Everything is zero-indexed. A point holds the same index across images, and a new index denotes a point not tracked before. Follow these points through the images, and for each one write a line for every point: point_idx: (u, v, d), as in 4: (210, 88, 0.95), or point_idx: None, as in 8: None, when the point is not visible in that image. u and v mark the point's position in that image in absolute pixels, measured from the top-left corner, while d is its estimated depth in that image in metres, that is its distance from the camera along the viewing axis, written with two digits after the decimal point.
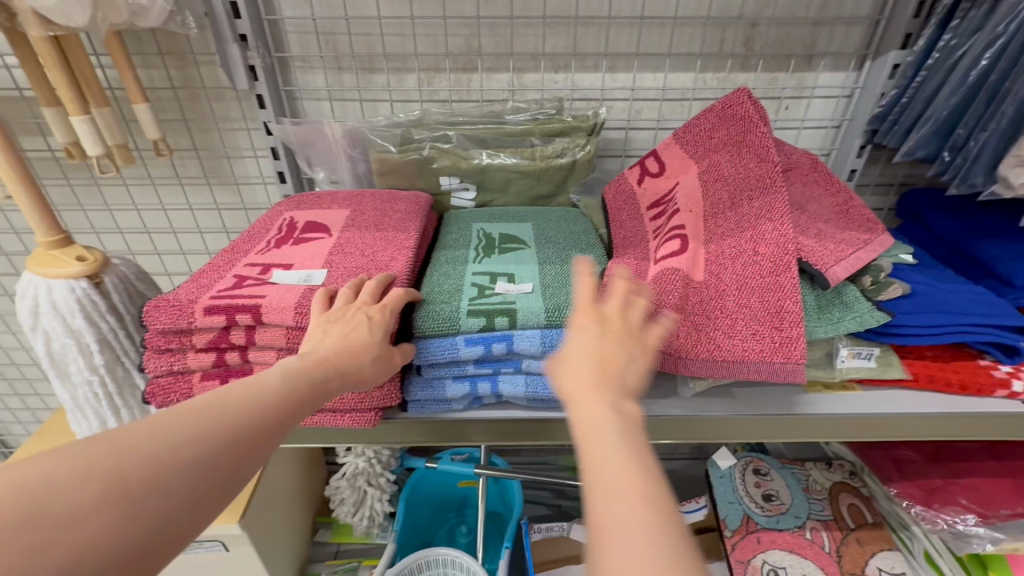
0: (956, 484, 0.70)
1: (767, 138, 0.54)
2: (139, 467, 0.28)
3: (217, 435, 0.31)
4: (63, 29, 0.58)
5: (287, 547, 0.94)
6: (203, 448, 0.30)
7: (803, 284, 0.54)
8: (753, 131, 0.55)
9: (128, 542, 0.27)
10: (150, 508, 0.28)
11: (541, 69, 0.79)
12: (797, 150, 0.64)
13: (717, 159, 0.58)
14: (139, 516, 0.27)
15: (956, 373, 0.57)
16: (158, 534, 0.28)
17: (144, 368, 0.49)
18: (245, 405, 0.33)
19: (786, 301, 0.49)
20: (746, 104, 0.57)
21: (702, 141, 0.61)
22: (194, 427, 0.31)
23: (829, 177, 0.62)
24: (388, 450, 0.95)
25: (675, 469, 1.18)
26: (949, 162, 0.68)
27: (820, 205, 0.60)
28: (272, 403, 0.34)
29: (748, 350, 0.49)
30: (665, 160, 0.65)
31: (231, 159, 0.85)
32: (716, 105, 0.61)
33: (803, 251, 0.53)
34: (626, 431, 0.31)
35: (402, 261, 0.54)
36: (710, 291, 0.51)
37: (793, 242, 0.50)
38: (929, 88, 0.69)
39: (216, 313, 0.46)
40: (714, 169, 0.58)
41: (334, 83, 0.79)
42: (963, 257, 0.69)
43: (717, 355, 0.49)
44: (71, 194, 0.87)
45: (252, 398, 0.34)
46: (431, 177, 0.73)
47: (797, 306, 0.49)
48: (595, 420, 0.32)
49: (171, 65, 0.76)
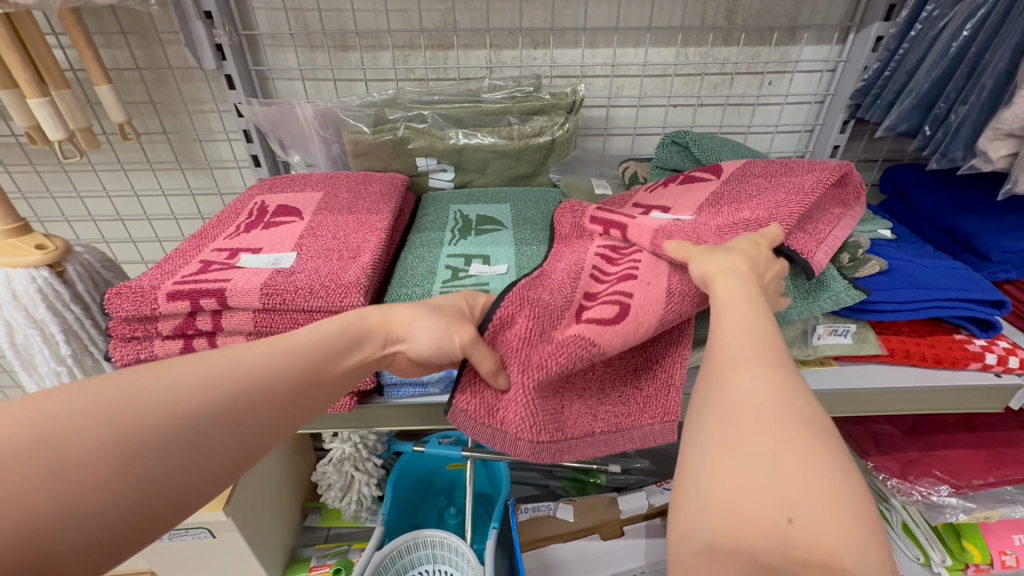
0: (932, 457, 0.71)
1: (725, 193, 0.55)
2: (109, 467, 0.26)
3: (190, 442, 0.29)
4: (13, 6, 0.55)
5: (276, 531, 0.94)
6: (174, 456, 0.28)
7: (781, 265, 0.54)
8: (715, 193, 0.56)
9: (87, 540, 0.26)
10: (98, 514, 0.26)
11: (520, 46, 0.77)
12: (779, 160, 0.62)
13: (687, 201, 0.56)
14: (91, 529, 0.26)
15: (931, 348, 0.57)
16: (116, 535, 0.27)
17: (111, 357, 0.49)
18: (229, 409, 0.31)
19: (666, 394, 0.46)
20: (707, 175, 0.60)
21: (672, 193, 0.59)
22: (172, 435, 0.28)
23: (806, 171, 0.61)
24: (374, 435, 0.95)
25: (661, 447, 1.19)
26: (929, 136, 0.68)
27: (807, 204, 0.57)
28: (254, 411, 0.32)
29: (621, 417, 0.46)
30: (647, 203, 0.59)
31: (203, 143, 0.83)
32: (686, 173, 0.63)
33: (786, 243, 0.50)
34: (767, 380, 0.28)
35: (374, 242, 0.53)
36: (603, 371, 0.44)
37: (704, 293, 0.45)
38: (910, 61, 0.68)
39: (179, 299, 0.45)
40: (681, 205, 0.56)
41: (306, 62, 0.77)
42: (944, 232, 0.69)
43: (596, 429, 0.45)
44: (38, 180, 0.84)
45: (240, 387, 0.31)
46: (407, 158, 0.71)
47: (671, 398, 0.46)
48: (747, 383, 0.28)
49: (135, 44, 0.73)
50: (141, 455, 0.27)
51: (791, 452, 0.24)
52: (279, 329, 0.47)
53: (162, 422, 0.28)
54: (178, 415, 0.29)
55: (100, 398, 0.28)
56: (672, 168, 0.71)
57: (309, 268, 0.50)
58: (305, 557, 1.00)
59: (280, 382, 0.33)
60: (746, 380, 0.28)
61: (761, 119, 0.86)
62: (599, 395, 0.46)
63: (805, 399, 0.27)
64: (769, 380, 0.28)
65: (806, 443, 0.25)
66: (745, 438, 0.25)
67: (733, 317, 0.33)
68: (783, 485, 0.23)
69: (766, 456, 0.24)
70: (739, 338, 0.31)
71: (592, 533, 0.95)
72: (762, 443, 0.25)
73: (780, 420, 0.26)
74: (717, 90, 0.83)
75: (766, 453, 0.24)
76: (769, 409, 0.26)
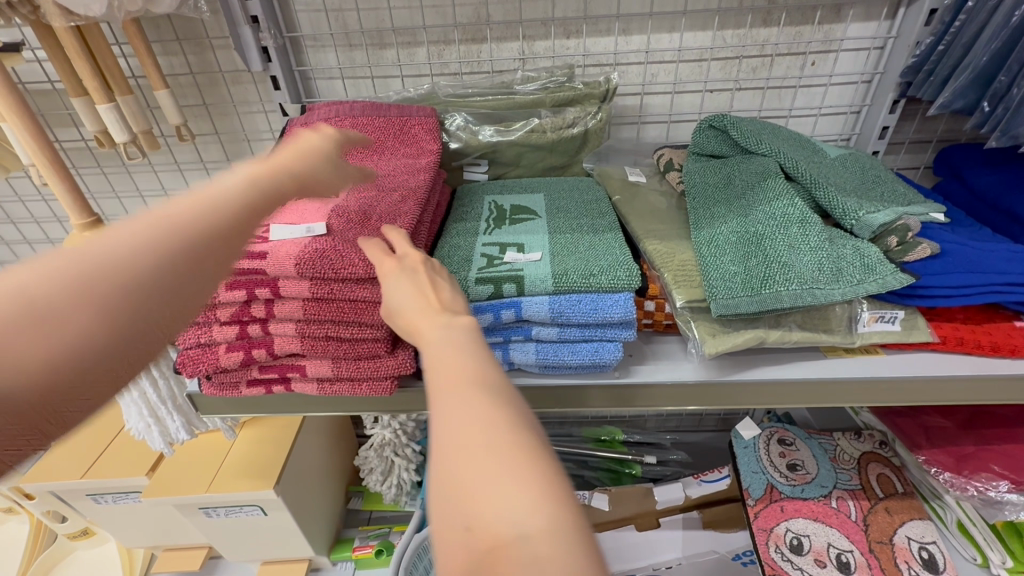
0: (989, 452, 0.68)
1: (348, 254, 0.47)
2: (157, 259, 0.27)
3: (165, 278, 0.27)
4: (83, 18, 0.59)
5: (322, 513, 0.98)
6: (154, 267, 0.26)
7: (804, 254, 0.53)
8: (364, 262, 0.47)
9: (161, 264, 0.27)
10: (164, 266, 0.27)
11: (553, 36, 0.77)
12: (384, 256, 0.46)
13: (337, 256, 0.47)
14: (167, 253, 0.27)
15: (989, 335, 0.55)
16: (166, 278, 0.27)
17: (174, 341, 0.52)
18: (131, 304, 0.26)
19: (371, 347, 0.51)
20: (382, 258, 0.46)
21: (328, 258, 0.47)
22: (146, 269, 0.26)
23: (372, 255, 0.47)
24: (413, 422, 0.98)
25: (698, 440, 1.18)
26: (989, 113, 0.64)
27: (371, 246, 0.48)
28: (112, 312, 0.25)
29: (369, 354, 0.51)
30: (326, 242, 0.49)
31: (250, 142, 0.87)
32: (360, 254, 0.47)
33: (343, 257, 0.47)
34: (460, 354, 0.33)
35: (414, 125, 0.69)
36: (354, 306, 0.48)
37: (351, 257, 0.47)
38: (967, 34, 0.64)
39: (236, 288, 0.48)
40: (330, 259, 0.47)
41: (346, 60, 0.79)
42: (1004, 215, 0.65)
43: (361, 352, 0.51)
44: (105, 181, 0.91)
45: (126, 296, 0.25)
46: (444, 152, 0.74)
47: (368, 350, 0.51)
48: (440, 362, 0.33)
49: (189, 50, 0.78)
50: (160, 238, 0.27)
51: (506, 492, 0.25)
52: (327, 316, 0.49)
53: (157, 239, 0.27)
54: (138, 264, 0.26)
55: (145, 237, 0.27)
56: (709, 153, 0.70)
57: (340, 237, 0.50)
58: (349, 538, 1.04)
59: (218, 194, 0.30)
60: (445, 407, 0.30)
61: (803, 101, 0.83)
62: (339, 324, 0.50)
63: (479, 361, 0.33)
64: (482, 402, 0.29)
65: (513, 467, 0.26)
66: (459, 408, 0.29)
67: (432, 345, 0.35)
68: (488, 459, 0.27)
69: (469, 423, 0.28)
70: (445, 376, 0.32)
71: (628, 523, 0.96)
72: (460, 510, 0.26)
73: (459, 385, 0.31)
74: (756, 74, 0.80)
75: (489, 499, 0.25)
76: (477, 460, 0.27)
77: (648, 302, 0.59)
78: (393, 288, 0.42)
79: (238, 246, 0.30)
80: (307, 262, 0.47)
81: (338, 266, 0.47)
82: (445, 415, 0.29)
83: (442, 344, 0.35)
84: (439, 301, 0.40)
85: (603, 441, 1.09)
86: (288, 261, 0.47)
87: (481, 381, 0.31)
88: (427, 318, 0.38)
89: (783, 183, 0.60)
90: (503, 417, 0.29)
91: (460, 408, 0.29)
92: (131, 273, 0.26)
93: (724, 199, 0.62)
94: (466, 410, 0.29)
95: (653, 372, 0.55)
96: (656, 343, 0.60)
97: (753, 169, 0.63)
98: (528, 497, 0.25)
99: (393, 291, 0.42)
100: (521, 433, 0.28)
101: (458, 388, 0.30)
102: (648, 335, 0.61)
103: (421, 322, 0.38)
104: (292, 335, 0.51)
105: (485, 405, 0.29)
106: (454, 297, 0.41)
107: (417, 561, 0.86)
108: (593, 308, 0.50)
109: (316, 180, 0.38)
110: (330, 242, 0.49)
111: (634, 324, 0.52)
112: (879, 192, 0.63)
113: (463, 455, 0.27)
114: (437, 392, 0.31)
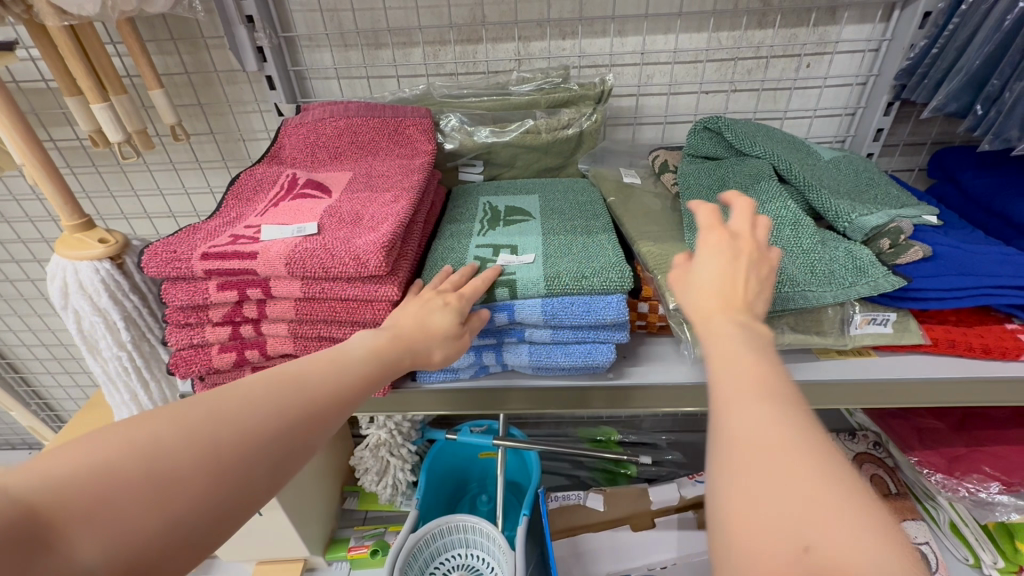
0: (982, 453, 0.68)
1: (337, 253, 0.46)
2: (238, 436, 0.29)
3: (244, 446, 0.29)
4: (77, 18, 0.59)
5: (316, 513, 0.98)
6: (236, 440, 0.29)
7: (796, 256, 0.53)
8: (353, 261, 0.46)
9: (248, 443, 0.29)
10: (247, 440, 0.29)
11: (548, 37, 0.77)
12: (374, 255, 0.46)
13: (326, 255, 0.46)
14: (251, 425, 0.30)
15: (980, 337, 0.55)
16: (249, 453, 0.29)
17: (167, 343, 0.52)
18: (211, 472, 0.27)
19: None
20: (372, 258, 0.46)
21: (317, 258, 0.46)
22: (229, 443, 0.28)
23: (362, 254, 0.46)
24: (409, 422, 0.98)
25: (694, 440, 1.19)
26: (982, 116, 0.64)
27: (360, 246, 0.47)
28: (193, 483, 0.27)
29: None
30: (316, 241, 0.48)
31: (246, 141, 0.87)
32: (350, 254, 0.46)
33: (331, 256, 0.46)
34: (754, 361, 0.32)
35: (408, 124, 0.68)
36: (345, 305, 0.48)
37: (340, 256, 0.46)
38: (961, 37, 0.64)
39: (227, 288, 0.48)
40: (319, 259, 0.46)
41: (341, 60, 0.79)
42: (997, 218, 0.66)
43: None
44: (100, 181, 0.91)
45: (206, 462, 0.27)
46: (440, 153, 0.74)
47: None
48: (729, 367, 0.32)
49: (184, 50, 0.78)
50: (243, 413, 0.30)
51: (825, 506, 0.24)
52: (319, 316, 0.49)
53: (244, 417, 0.30)
54: (228, 443, 0.28)
55: (231, 410, 0.30)
56: (704, 155, 0.70)
57: (331, 236, 0.50)
58: (345, 538, 1.04)
59: (318, 367, 0.35)
60: (746, 421, 0.28)
61: (798, 103, 0.83)
62: (331, 324, 0.50)
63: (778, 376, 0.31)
64: (773, 414, 0.28)
65: (833, 491, 0.24)
66: (765, 420, 0.28)
67: (716, 347, 0.34)
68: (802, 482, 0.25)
69: (782, 441, 0.27)
70: (742, 384, 0.30)
71: (623, 523, 0.96)
72: (778, 525, 0.24)
73: (753, 400, 0.29)
74: (752, 75, 0.81)
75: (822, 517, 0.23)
76: (779, 476, 0.25)
77: (642, 304, 0.60)
78: (700, 265, 0.39)
79: (314, 420, 0.33)
80: (297, 261, 0.47)
81: (326, 265, 0.46)
82: (749, 428, 0.28)
83: (732, 347, 0.33)
84: (751, 301, 0.37)
85: (599, 441, 1.10)
86: (278, 261, 0.47)
87: (773, 397, 0.29)
88: (722, 310, 0.35)
89: (777, 185, 0.60)
90: (804, 434, 0.27)
91: (770, 423, 0.28)
92: (219, 445, 0.28)
93: (719, 201, 0.62)
94: (762, 421, 0.28)
95: (646, 374, 0.56)
96: (649, 344, 0.60)
97: (747, 171, 0.63)
98: (864, 530, 0.23)
99: (703, 265, 0.39)
100: (825, 450, 0.27)
101: (757, 400, 0.29)
102: (641, 337, 0.61)
103: (708, 305, 0.36)
104: (285, 335, 0.51)
105: (790, 424, 0.28)
106: (756, 299, 0.38)
107: (412, 561, 0.86)
108: (586, 310, 0.50)
109: (422, 349, 0.43)
110: (319, 242, 0.48)
111: (627, 326, 0.53)
112: (872, 194, 0.64)
113: (777, 472, 0.25)
114: (727, 403, 0.30)
